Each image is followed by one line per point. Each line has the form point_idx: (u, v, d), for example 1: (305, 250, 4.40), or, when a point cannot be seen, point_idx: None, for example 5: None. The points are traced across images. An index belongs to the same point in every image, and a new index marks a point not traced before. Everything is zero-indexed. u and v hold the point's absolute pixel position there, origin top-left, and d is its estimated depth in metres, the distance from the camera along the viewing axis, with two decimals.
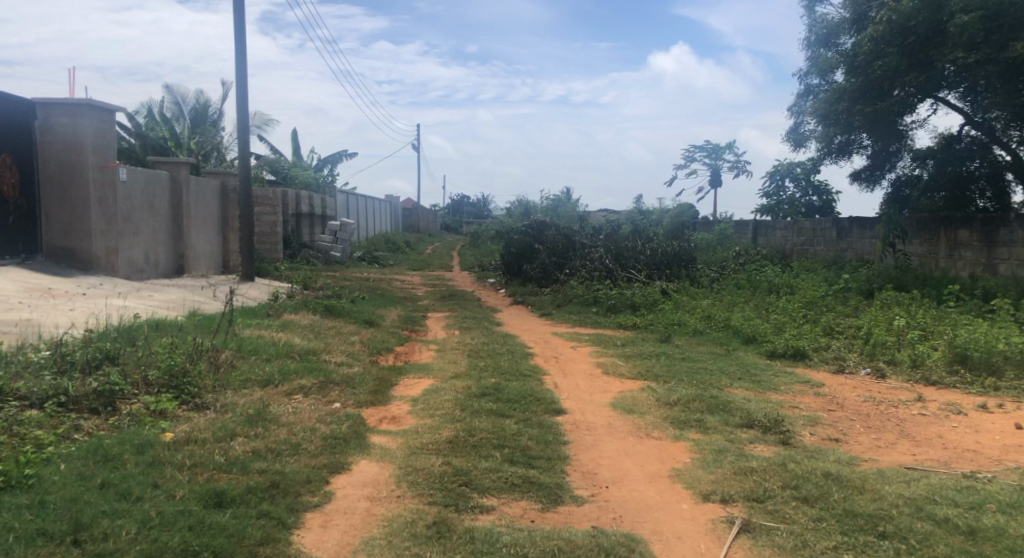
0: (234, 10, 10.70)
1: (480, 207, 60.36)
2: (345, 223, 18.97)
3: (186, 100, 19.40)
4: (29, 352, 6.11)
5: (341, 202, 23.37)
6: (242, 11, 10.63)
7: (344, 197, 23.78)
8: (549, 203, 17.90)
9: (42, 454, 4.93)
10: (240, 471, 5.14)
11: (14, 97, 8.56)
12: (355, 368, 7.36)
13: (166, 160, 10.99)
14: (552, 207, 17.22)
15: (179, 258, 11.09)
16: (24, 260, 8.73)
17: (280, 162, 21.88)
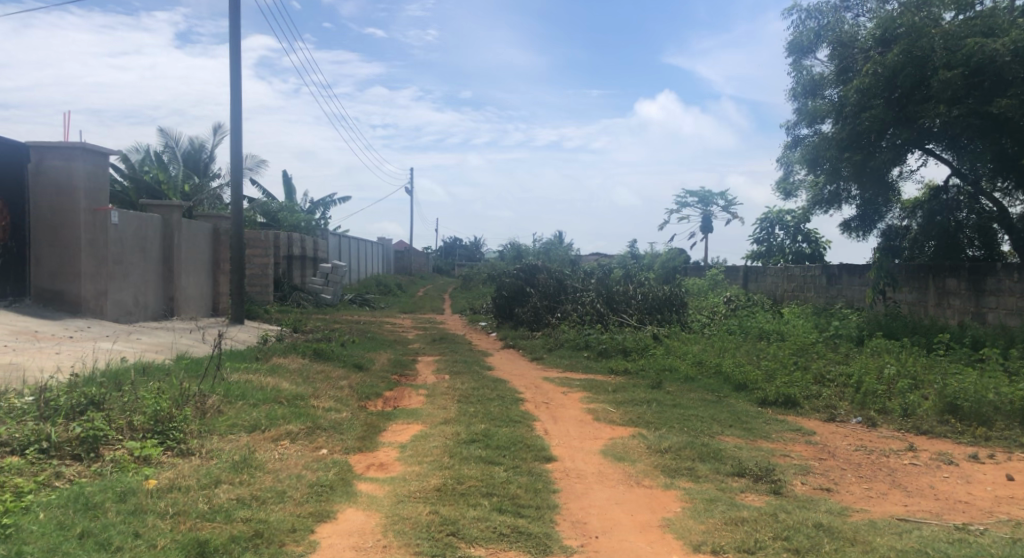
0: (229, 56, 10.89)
1: (473, 249, 60.34)
2: (337, 265, 18.90)
3: (181, 143, 19.58)
4: (12, 397, 6.04)
5: (334, 244, 23.46)
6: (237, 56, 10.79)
7: (337, 238, 23.85)
8: (541, 246, 17.97)
9: (21, 503, 4.87)
10: (224, 520, 5.06)
11: (9, 142, 8.63)
12: (343, 413, 7.27)
13: (158, 203, 11.00)
14: (544, 250, 17.28)
15: (170, 302, 11.06)
16: (11, 302, 8.68)
17: (273, 204, 21.96)
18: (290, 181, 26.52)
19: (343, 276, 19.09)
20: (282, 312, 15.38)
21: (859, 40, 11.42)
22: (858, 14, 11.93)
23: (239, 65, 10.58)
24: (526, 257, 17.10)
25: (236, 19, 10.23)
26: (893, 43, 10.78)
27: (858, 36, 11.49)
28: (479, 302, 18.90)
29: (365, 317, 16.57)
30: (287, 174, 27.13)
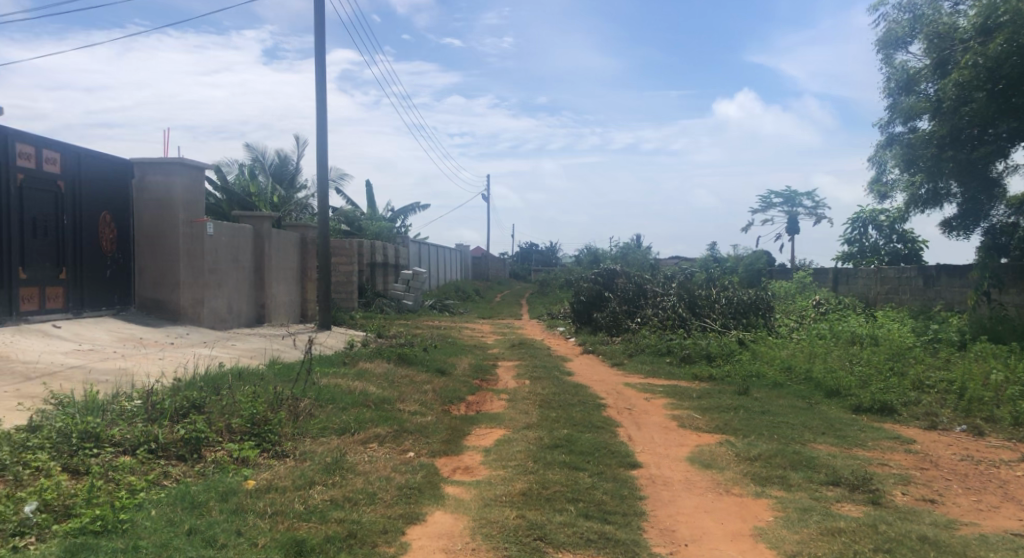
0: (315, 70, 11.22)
1: (550, 255, 60.35)
2: (418, 272, 19.37)
3: (268, 156, 20.53)
4: (123, 400, 6.40)
5: (414, 252, 23.98)
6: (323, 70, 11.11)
7: (416, 246, 24.30)
8: (619, 251, 17.87)
9: (134, 500, 5.17)
10: (319, 520, 5.23)
11: (115, 159, 9.14)
12: (428, 417, 7.39)
13: (251, 214, 11.45)
14: (621, 255, 17.20)
15: (261, 310, 11.50)
16: (118, 311, 9.19)
17: (355, 213, 22.56)
18: (371, 191, 27.18)
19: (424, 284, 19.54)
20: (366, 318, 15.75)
21: (958, 31, 10.89)
22: (956, 3, 11.40)
23: (323, 78, 10.91)
24: (603, 262, 17.03)
25: (320, 33, 10.55)
26: (995, 32, 10.27)
27: (957, 27, 10.96)
28: (557, 307, 18.91)
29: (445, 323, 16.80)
30: (368, 184, 27.86)
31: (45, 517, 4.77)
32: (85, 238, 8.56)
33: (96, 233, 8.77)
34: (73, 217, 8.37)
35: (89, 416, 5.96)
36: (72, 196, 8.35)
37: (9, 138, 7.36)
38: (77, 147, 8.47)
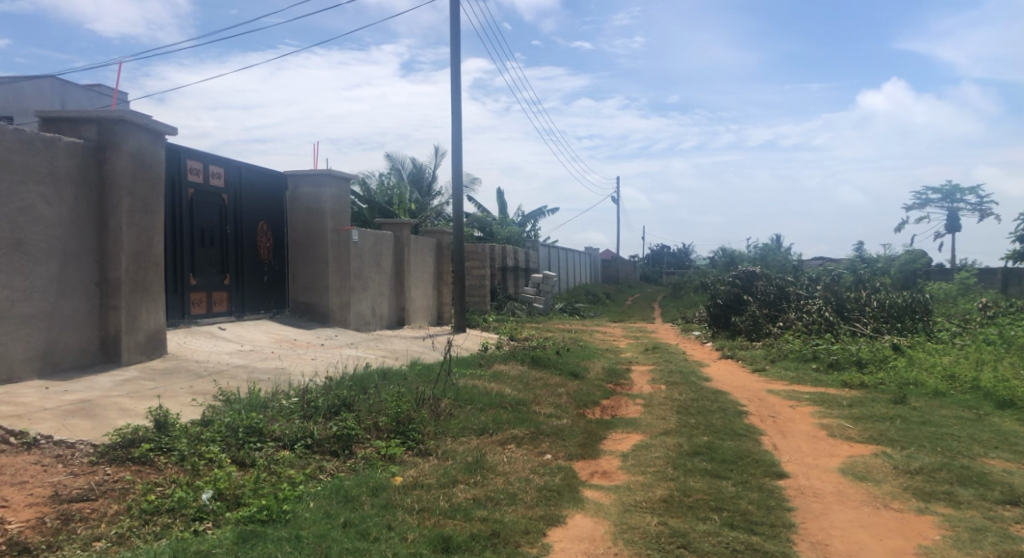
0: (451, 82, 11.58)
1: (683, 257, 59.20)
2: (547, 276, 19.43)
3: (406, 165, 21.56)
4: (281, 398, 6.86)
5: (544, 256, 24.30)
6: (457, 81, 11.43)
7: (547, 249, 24.56)
8: (758, 252, 17.46)
9: (295, 491, 5.52)
10: (463, 518, 5.38)
11: (271, 173, 9.82)
12: (564, 420, 7.42)
13: (391, 221, 11.96)
14: (761, 257, 16.63)
15: (401, 313, 11.98)
16: (274, 313, 9.83)
17: (488, 218, 23.05)
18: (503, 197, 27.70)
19: (552, 286, 19.58)
20: (498, 321, 16.06)
21: None
22: None
23: (459, 87, 11.23)
24: (740, 264, 16.51)
25: (456, 43, 10.86)
26: None
27: None
28: (691, 312, 18.49)
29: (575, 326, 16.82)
30: (499, 190, 28.44)
31: (220, 504, 5.18)
32: (245, 246, 9.22)
33: (255, 242, 9.44)
34: (235, 227, 9.06)
35: (253, 412, 6.42)
36: (234, 208, 9.03)
37: (182, 156, 8.06)
38: (239, 163, 9.16)
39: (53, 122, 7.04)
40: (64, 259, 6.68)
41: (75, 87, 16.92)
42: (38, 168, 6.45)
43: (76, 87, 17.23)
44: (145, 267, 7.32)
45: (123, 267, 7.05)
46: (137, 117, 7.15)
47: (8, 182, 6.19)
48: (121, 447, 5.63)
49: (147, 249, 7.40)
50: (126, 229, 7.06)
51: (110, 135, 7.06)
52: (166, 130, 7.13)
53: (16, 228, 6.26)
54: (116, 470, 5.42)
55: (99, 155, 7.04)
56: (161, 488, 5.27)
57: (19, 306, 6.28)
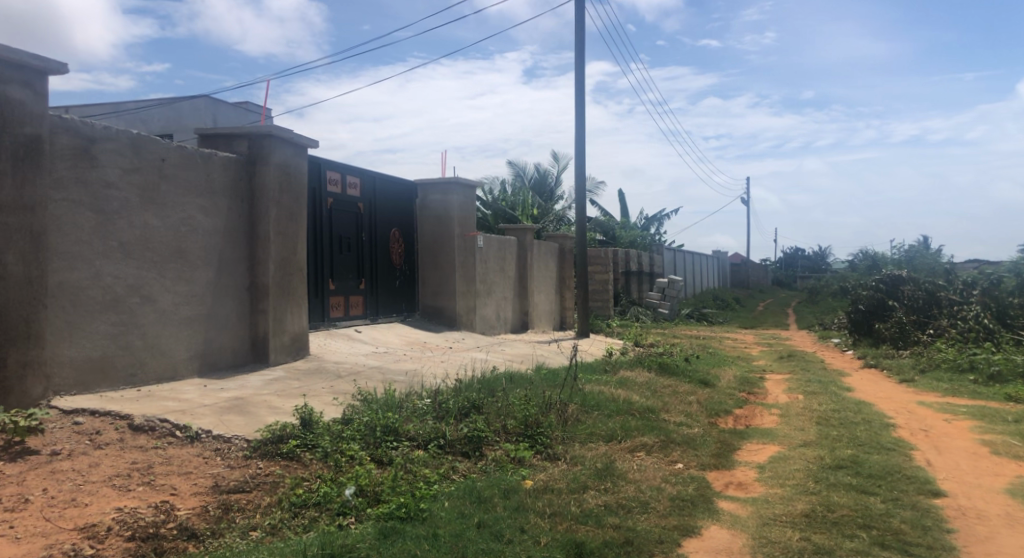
0: (575, 87, 11.62)
1: (818, 261, 56.48)
2: (673, 279, 19.04)
3: (528, 171, 22.16)
4: (414, 399, 7.08)
5: (669, 261, 23.95)
6: (581, 85, 11.46)
7: (671, 253, 24.18)
8: (904, 254, 16.38)
9: (430, 491, 5.67)
10: (595, 524, 5.33)
11: (403, 182, 10.19)
12: (695, 429, 7.23)
13: (515, 226, 12.13)
14: (906, 261, 15.61)
15: (525, 316, 12.11)
16: (405, 317, 10.16)
17: (610, 222, 22.98)
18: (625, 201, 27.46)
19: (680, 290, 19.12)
20: (622, 326, 15.96)
21: None
22: None
23: (582, 92, 11.22)
24: (883, 269, 15.54)
25: (579, 48, 10.87)
26: None
27: None
28: (828, 319, 17.57)
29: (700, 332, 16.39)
30: (620, 194, 28.31)
31: (361, 501, 5.38)
32: (378, 252, 9.60)
33: (387, 248, 9.80)
34: (370, 234, 9.46)
35: (389, 413, 6.66)
36: (369, 216, 9.43)
37: (323, 168, 8.52)
38: (373, 173, 9.56)
39: (211, 138, 7.66)
40: (219, 266, 7.27)
41: (225, 105, 18.21)
42: (197, 182, 7.05)
43: (226, 104, 18.57)
44: (289, 273, 7.83)
45: (270, 273, 7.57)
46: (284, 132, 7.64)
47: (174, 196, 6.82)
48: (271, 442, 5.98)
49: (291, 255, 7.91)
50: (273, 237, 7.58)
51: (260, 149, 7.59)
52: (308, 143, 7.56)
53: (179, 238, 6.88)
54: (268, 464, 5.76)
55: (250, 168, 7.59)
56: (308, 482, 5.55)
57: (182, 309, 6.91)
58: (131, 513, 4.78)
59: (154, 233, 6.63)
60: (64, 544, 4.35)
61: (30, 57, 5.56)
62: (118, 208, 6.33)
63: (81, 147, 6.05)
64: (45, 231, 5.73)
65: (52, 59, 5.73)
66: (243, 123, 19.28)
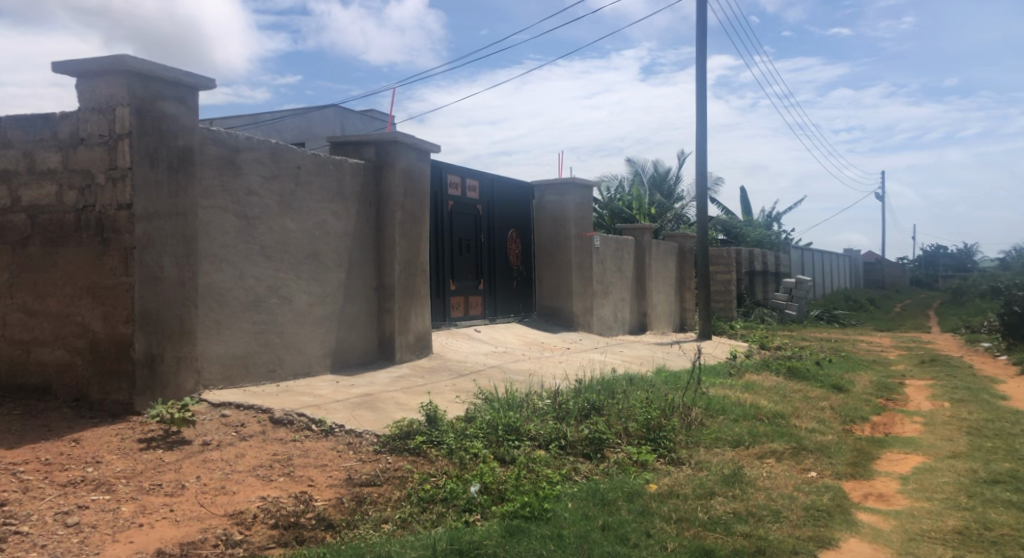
0: (696, 83, 11.40)
1: (961, 259, 52.64)
2: (801, 280, 18.30)
3: (647, 170, 22.17)
4: (535, 398, 7.13)
5: (797, 260, 23.10)
6: (702, 81, 11.22)
7: (798, 252, 23.27)
8: None
9: (554, 491, 5.67)
10: (725, 532, 5.16)
11: (521, 184, 10.33)
12: (829, 436, 6.89)
13: (633, 226, 12.05)
14: None
15: (644, 318, 11.98)
16: (523, 318, 10.25)
17: (735, 220, 22.45)
18: (747, 198, 26.59)
19: (809, 289, 18.39)
20: (747, 328, 15.49)
21: None
22: None
23: (703, 87, 10.98)
24: None
25: (700, 43, 10.65)
26: None
27: None
28: (976, 321, 16.30)
29: (828, 335, 15.57)
30: (742, 192, 27.50)
31: (486, 498, 5.46)
32: (497, 253, 9.75)
33: (506, 249, 9.94)
34: (489, 236, 9.62)
35: (510, 412, 6.73)
36: (489, 218, 9.60)
37: (444, 171, 8.77)
38: (492, 175, 9.74)
39: (341, 145, 8.06)
40: (349, 268, 7.63)
41: (353, 113, 19.03)
42: (329, 187, 7.44)
43: (355, 113, 19.44)
44: (413, 274, 8.11)
45: (395, 273, 7.87)
46: (408, 138, 7.94)
47: (308, 202, 7.22)
48: (398, 438, 6.17)
49: (415, 257, 8.18)
50: (398, 239, 7.88)
51: (386, 155, 7.91)
52: (431, 147, 7.80)
53: (313, 241, 7.27)
54: (396, 459, 5.94)
55: (377, 173, 7.92)
56: (435, 478, 5.68)
57: (317, 308, 7.28)
58: (274, 502, 5.04)
59: (291, 237, 7.04)
60: (217, 529, 4.64)
61: (183, 74, 5.99)
62: (259, 214, 6.74)
63: (227, 157, 6.48)
64: (196, 236, 6.17)
65: (201, 75, 6.16)
66: (368, 130, 20.08)
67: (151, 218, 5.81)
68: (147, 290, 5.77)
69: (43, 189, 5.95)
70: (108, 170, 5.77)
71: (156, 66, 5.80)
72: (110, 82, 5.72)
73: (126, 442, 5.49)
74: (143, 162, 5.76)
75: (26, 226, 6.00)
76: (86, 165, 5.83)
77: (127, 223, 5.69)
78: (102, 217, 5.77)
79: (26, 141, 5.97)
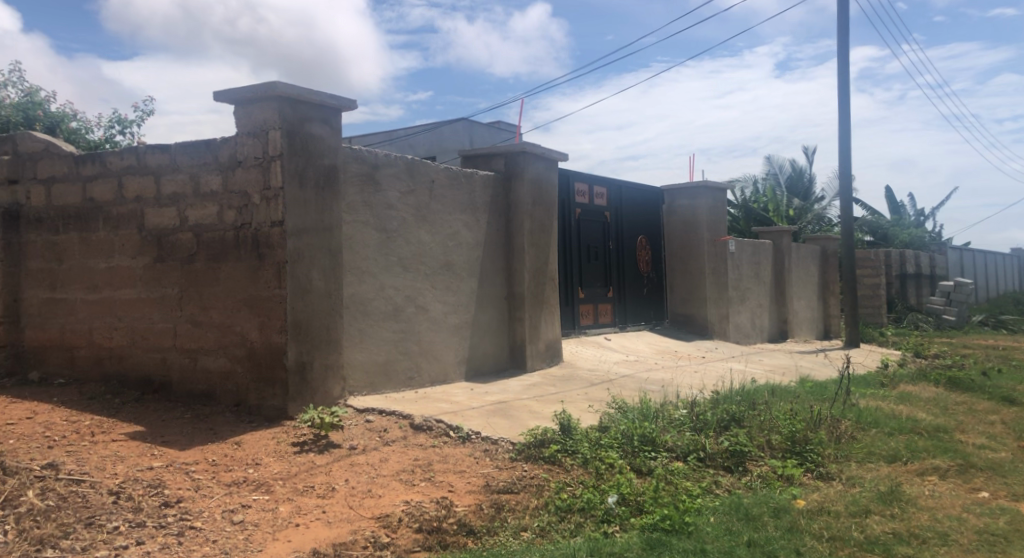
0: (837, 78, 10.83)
1: None
2: (961, 282, 17.21)
3: (784, 170, 21.25)
4: (671, 409, 6.98)
5: (955, 261, 21.47)
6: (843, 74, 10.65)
7: (955, 252, 21.59)
8: None
9: (694, 504, 5.47)
10: (885, 554, 4.77)
11: (650, 189, 10.21)
12: (1001, 453, 6.30)
13: (770, 229, 11.63)
14: None
15: (784, 325, 11.52)
16: (654, 325, 10.08)
17: (882, 220, 21.24)
18: (892, 195, 24.97)
19: (970, 294, 17.29)
20: (899, 335, 14.52)
21: None
22: None
23: (845, 80, 10.41)
24: None
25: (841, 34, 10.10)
26: None
27: None
28: None
29: (990, 342, 14.24)
30: (887, 190, 25.86)
31: (624, 510, 5.35)
32: (626, 260, 9.67)
33: (635, 256, 9.84)
34: (617, 243, 9.57)
35: (646, 422, 6.61)
36: (617, 224, 9.54)
37: (572, 179, 8.80)
38: (620, 181, 9.66)
39: (471, 157, 8.26)
40: (480, 277, 7.78)
41: (481, 126, 19.49)
42: (461, 199, 7.62)
43: (482, 125, 19.87)
44: (542, 282, 8.16)
45: (526, 281, 7.95)
46: (536, 147, 8.03)
47: (442, 214, 7.43)
48: (534, 446, 6.20)
49: (544, 265, 8.24)
50: (527, 247, 7.97)
51: (515, 165, 8.02)
52: (559, 156, 7.84)
53: (447, 252, 7.47)
54: (532, 467, 5.97)
55: (507, 184, 8.05)
56: (572, 488, 5.65)
57: (451, 317, 7.46)
58: (417, 506, 5.19)
59: (426, 248, 7.26)
60: (366, 531, 4.82)
61: (328, 97, 6.32)
62: (397, 227, 7.00)
63: (368, 173, 6.77)
64: (340, 249, 6.48)
65: (343, 97, 6.48)
66: (496, 141, 20.49)
67: (300, 234, 6.15)
68: (297, 302, 6.11)
69: (207, 210, 6.42)
70: (262, 190, 6.16)
71: (303, 90, 6.14)
72: (263, 108, 6.12)
73: (281, 445, 5.84)
74: (293, 181, 6.11)
75: (192, 244, 6.48)
76: (244, 186, 6.25)
77: (279, 238, 6.05)
78: (258, 234, 6.17)
79: (192, 165, 6.47)
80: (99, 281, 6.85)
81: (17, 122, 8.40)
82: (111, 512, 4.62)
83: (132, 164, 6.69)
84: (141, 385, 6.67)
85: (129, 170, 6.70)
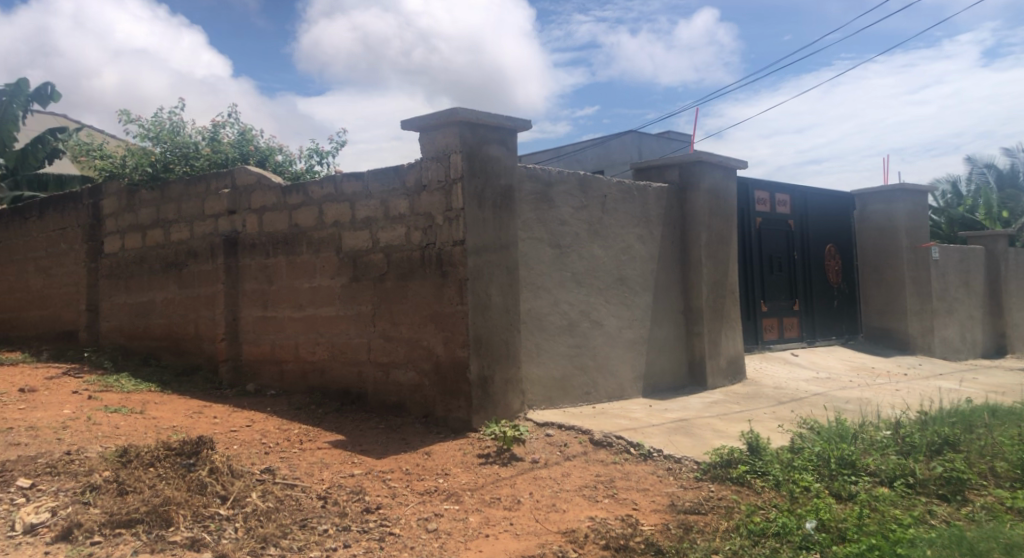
0: None
1: None
2: None
3: (992, 169, 19.19)
4: (871, 430, 6.47)
5: None
6: None
7: None
8: None
9: (906, 535, 4.90)
10: None
11: (840, 195, 9.62)
12: None
13: (982, 234, 10.58)
14: None
15: (1001, 339, 10.39)
16: (847, 340, 9.42)
17: None
18: None
19: None
20: None
21: None
22: None
23: None
24: None
25: None
26: None
27: None
28: None
29: None
30: None
31: (825, 537, 4.94)
32: (813, 271, 9.15)
33: (823, 266, 9.29)
34: (802, 252, 9.08)
35: (844, 444, 6.15)
36: (802, 233, 9.07)
37: (751, 188, 8.48)
38: (804, 188, 9.19)
39: (645, 170, 8.18)
40: (656, 291, 7.65)
41: (651, 137, 19.28)
42: (634, 212, 7.55)
43: (651, 136, 19.61)
44: (720, 295, 7.89)
45: (703, 295, 7.72)
46: (712, 157, 7.83)
47: (616, 228, 7.40)
48: (720, 466, 5.96)
49: (722, 278, 7.96)
50: (704, 260, 7.75)
51: (690, 176, 7.86)
52: (737, 164, 7.58)
53: (621, 266, 7.41)
54: (719, 488, 5.73)
55: (682, 196, 7.89)
56: (764, 511, 5.32)
57: (627, 332, 7.38)
58: (603, 523, 5.12)
59: (601, 263, 7.25)
60: (553, 545, 4.83)
61: (505, 120, 6.50)
62: (571, 242, 7.05)
63: (543, 190, 6.88)
64: (518, 266, 6.62)
65: (520, 117, 6.64)
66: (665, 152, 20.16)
67: (480, 252, 6.34)
68: (478, 318, 6.30)
69: (396, 231, 6.79)
70: (445, 212, 6.43)
71: (483, 113, 6.36)
72: (445, 133, 6.40)
73: (467, 456, 6.01)
74: (473, 202, 6.33)
75: (383, 264, 6.87)
76: (428, 209, 6.56)
77: (461, 257, 6.28)
78: (441, 253, 6.44)
79: (383, 191, 6.88)
80: (303, 300, 7.43)
81: (234, 157, 9.43)
82: (321, 515, 4.96)
83: (331, 192, 7.22)
84: (340, 397, 7.15)
85: (328, 198, 7.25)
